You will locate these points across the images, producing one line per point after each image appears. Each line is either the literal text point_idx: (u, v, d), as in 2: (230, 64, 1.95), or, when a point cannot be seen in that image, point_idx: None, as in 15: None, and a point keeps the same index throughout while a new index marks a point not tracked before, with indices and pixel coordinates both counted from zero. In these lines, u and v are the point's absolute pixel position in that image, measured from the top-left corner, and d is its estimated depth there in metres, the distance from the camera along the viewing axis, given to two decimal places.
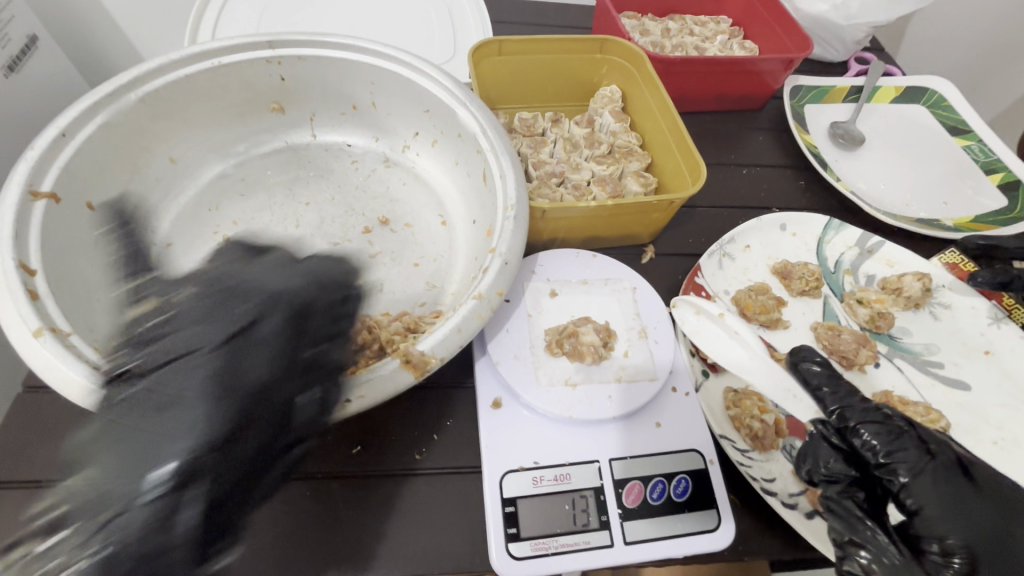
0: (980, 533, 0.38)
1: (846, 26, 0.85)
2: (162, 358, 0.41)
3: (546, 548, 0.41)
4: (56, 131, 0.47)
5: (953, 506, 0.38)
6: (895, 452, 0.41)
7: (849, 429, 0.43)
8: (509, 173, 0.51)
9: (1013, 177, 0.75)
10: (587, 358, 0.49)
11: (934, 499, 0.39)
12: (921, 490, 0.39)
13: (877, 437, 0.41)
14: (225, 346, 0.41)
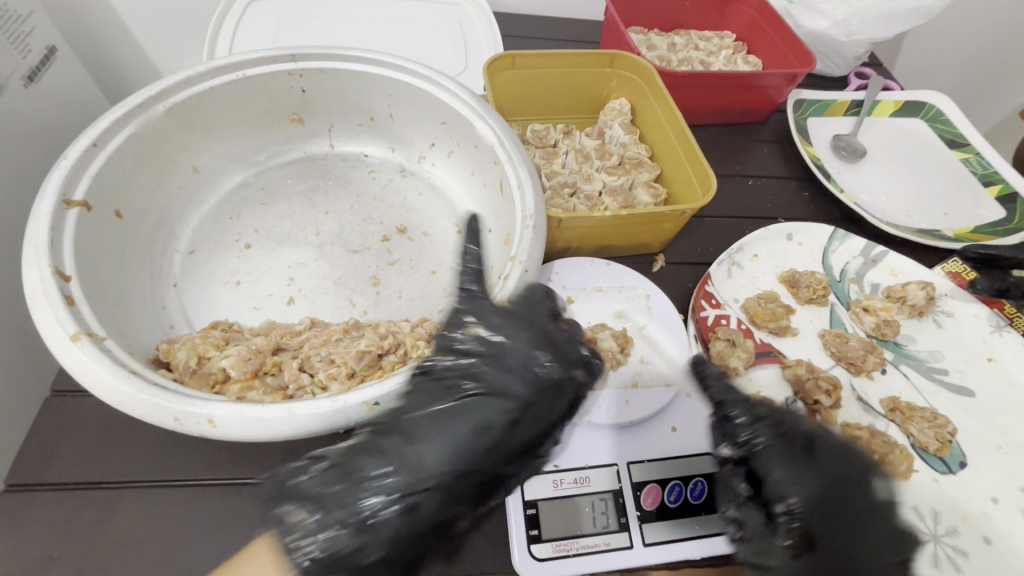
0: (820, 502, 0.41)
1: (846, 42, 0.87)
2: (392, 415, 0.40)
3: (567, 549, 0.42)
4: (87, 141, 0.48)
5: (801, 478, 0.42)
6: (753, 427, 0.44)
7: (726, 411, 0.46)
8: (527, 183, 0.53)
9: (1010, 189, 0.78)
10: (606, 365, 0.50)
11: (778, 468, 0.43)
12: (768, 459, 0.43)
13: (743, 417, 0.45)
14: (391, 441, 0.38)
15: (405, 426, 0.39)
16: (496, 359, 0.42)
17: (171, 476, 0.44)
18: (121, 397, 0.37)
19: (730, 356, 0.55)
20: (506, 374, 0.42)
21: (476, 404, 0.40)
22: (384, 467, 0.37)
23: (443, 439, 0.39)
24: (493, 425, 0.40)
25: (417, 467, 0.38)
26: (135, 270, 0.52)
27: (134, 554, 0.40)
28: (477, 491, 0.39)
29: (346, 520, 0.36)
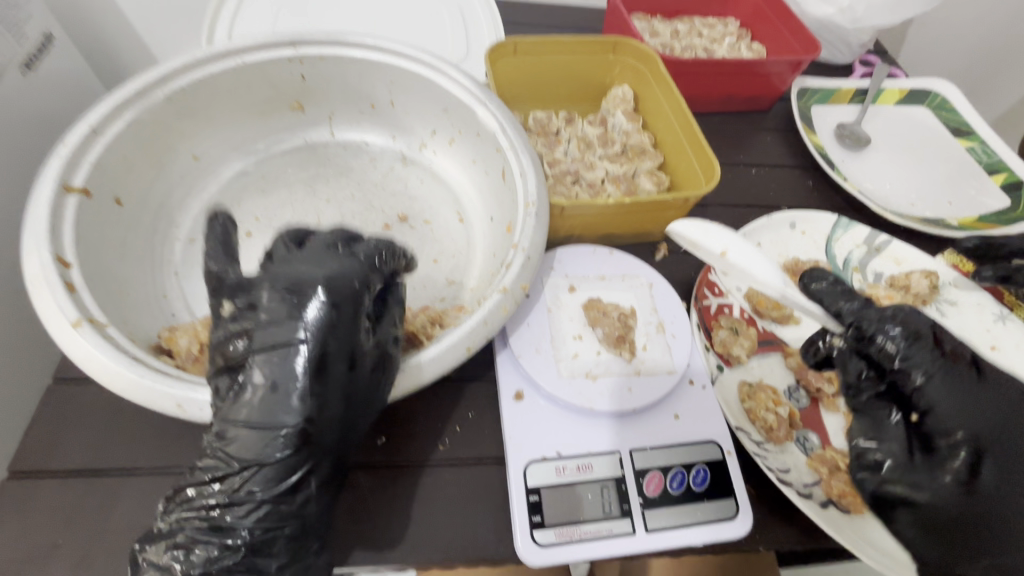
0: (984, 433, 0.43)
1: (852, 29, 0.86)
2: (235, 393, 0.35)
3: (570, 536, 0.43)
4: (86, 128, 0.48)
5: (965, 407, 0.44)
6: (910, 353, 0.46)
7: (868, 339, 0.48)
8: (530, 170, 0.52)
9: (1015, 177, 0.77)
10: (624, 354, 0.50)
11: (944, 398, 0.44)
12: (931, 393, 0.45)
13: (890, 343, 0.47)
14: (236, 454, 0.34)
15: (224, 415, 0.35)
16: (250, 321, 0.36)
17: (174, 463, 0.44)
18: (124, 383, 0.37)
19: (733, 344, 0.55)
20: (267, 332, 0.35)
21: (251, 371, 0.35)
22: (217, 470, 0.35)
23: (258, 410, 0.34)
24: (281, 379, 0.35)
25: (252, 452, 0.34)
26: (136, 259, 0.52)
27: (137, 540, 0.40)
28: (320, 437, 0.35)
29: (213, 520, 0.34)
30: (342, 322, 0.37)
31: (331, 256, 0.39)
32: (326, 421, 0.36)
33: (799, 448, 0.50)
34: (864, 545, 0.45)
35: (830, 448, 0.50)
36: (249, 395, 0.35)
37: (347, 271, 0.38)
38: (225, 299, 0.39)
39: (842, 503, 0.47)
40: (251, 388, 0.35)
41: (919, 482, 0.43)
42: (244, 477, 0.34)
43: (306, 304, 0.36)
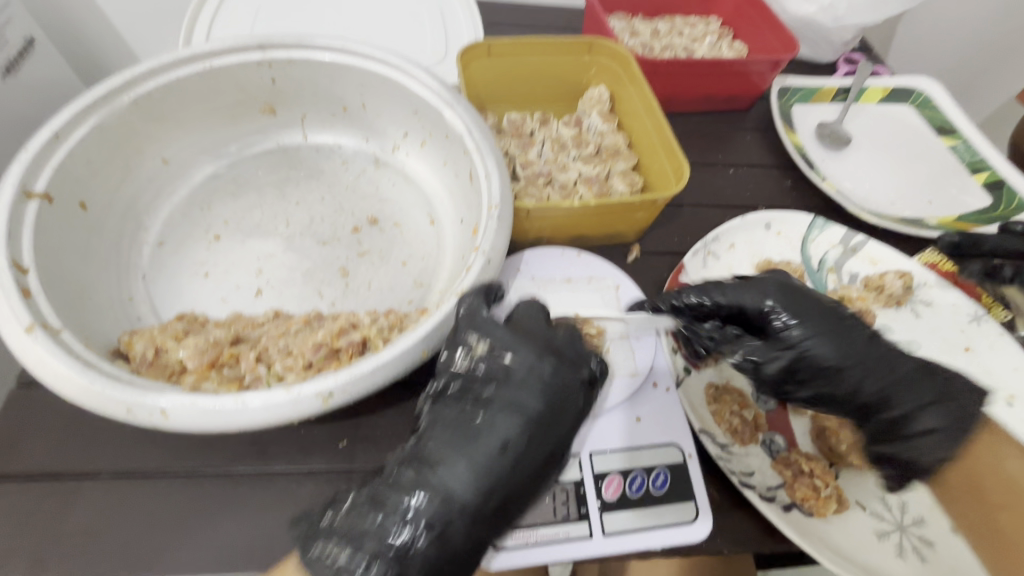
0: (805, 341, 0.47)
1: (833, 27, 0.86)
2: (466, 435, 0.39)
3: (526, 539, 0.42)
4: (49, 132, 0.48)
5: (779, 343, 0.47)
6: (706, 289, 0.50)
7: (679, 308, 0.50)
8: (495, 173, 0.52)
9: (998, 176, 0.76)
10: None
11: (745, 297, 0.49)
12: (735, 297, 0.49)
13: (691, 296, 0.50)
14: (445, 488, 0.37)
15: (434, 457, 0.39)
16: (502, 381, 0.41)
17: (132, 466, 0.44)
18: (74, 388, 0.37)
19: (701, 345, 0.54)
20: (512, 396, 0.40)
21: (478, 430, 0.39)
22: (422, 495, 0.37)
23: (481, 464, 0.38)
24: (492, 452, 0.39)
25: (431, 506, 0.37)
26: (102, 262, 0.52)
27: (93, 543, 0.41)
28: (488, 518, 0.38)
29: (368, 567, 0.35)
30: (558, 420, 0.41)
31: (578, 353, 0.43)
32: (498, 512, 0.39)
33: (764, 450, 0.50)
34: (825, 548, 0.44)
35: (795, 450, 0.50)
36: (480, 447, 0.39)
37: (578, 372, 0.42)
38: (488, 341, 0.42)
39: (806, 506, 0.46)
40: (485, 440, 0.39)
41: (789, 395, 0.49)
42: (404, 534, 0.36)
43: (547, 397, 0.41)
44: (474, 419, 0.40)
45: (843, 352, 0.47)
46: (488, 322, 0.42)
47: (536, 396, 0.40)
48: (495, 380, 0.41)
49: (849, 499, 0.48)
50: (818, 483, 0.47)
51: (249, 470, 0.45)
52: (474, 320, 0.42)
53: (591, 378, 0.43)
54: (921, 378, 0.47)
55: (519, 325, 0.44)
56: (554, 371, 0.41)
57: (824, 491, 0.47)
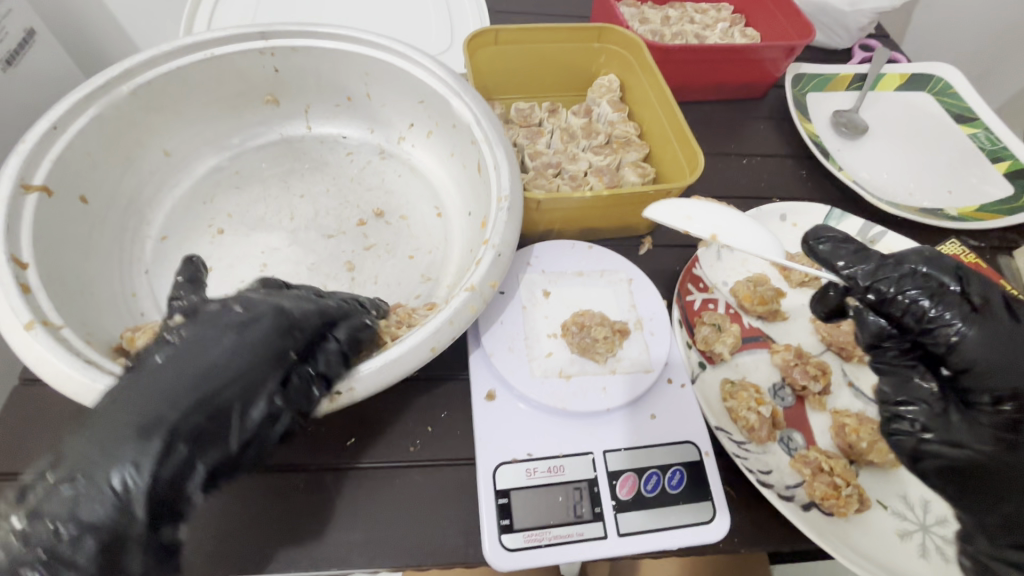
0: None
1: (850, 12, 0.83)
2: (158, 373, 0.33)
3: (539, 540, 0.41)
4: (47, 124, 0.47)
5: (1008, 366, 0.39)
6: (900, 284, 0.40)
7: (884, 300, 0.41)
8: (504, 163, 0.51)
9: (1020, 165, 0.74)
10: (599, 357, 0.49)
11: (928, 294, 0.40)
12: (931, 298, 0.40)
13: (908, 292, 0.40)
14: (139, 423, 0.31)
15: (106, 400, 0.32)
16: (186, 326, 0.35)
17: None
18: (76, 386, 0.36)
19: (715, 340, 0.52)
20: (199, 332, 0.35)
21: (159, 366, 0.33)
22: (98, 433, 0.30)
23: (159, 397, 0.32)
24: (203, 380, 0.33)
25: (105, 441, 0.30)
26: (103, 257, 0.51)
27: None
28: (199, 447, 0.32)
29: (77, 489, 0.28)
30: (275, 339, 0.36)
31: (291, 296, 0.40)
32: (203, 447, 0.32)
33: (781, 448, 0.49)
34: (844, 549, 0.43)
35: (814, 449, 0.48)
36: (163, 384, 0.32)
37: (303, 305, 0.38)
38: (175, 307, 0.38)
39: (825, 505, 0.45)
40: (167, 378, 0.32)
41: (960, 439, 0.41)
42: (96, 462, 0.29)
43: (253, 321, 0.36)
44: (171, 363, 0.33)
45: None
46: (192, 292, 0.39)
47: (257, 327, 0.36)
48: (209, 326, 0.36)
49: (870, 498, 0.47)
50: (838, 482, 0.45)
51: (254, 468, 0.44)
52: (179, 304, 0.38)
53: (317, 310, 0.39)
54: None
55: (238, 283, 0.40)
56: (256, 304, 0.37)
57: (845, 490, 0.45)
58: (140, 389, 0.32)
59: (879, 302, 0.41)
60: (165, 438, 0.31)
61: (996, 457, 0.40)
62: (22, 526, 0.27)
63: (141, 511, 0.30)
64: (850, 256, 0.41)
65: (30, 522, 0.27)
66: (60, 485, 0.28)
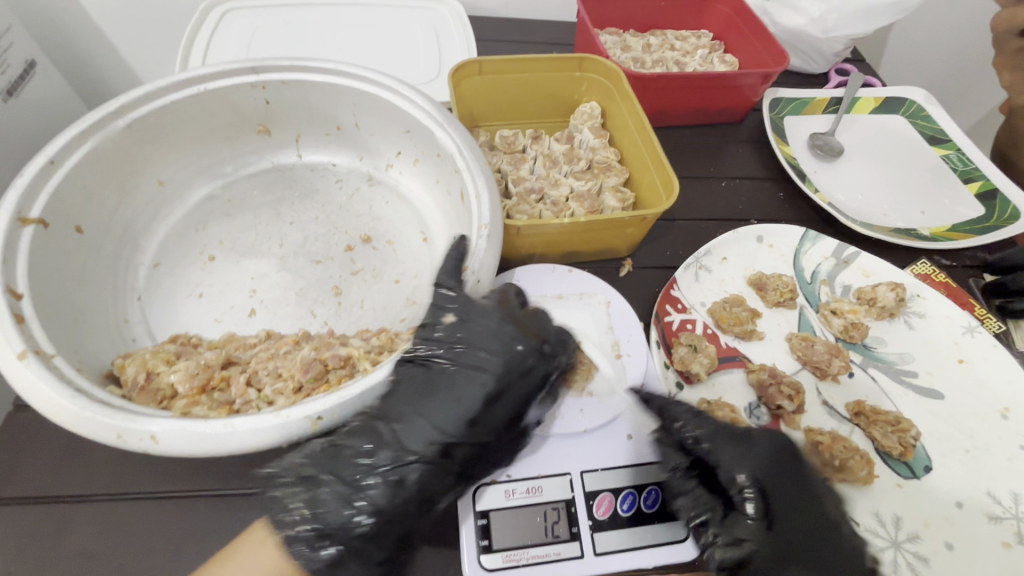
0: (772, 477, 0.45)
1: (824, 39, 0.86)
2: (418, 394, 0.44)
3: (517, 560, 0.42)
4: (44, 159, 0.49)
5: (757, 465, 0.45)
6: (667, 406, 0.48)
7: (668, 418, 0.48)
8: (484, 192, 0.53)
9: (990, 186, 0.76)
10: (574, 386, 0.51)
11: (681, 415, 0.48)
12: (679, 412, 0.48)
13: (682, 420, 0.47)
14: (399, 442, 0.42)
15: (409, 409, 0.43)
16: (456, 344, 0.46)
17: (125, 488, 0.44)
18: (65, 414, 0.38)
19: (692, 361, 0.54)
20: (472, 356, 0.45)
21: (449, 381, 0.45)
22: (381, 447, 0.41)
23: (444, 417, 0.43)
24: (470, 400, 0.44)
25: (416, 445, 0.42)
26: (97, 285, 0.53)
27: (87, 568, 0.40)
28: (465, 458, 0.43)
29: (393, 485, 0.41)
30: (531, 375, 0.46)
31: (535, 322, 0.48)
32: (478, 459, 0.44)
33: None
34: None
35: None
36: (442, 403, 0.44)
37: (549, 347, 0.47)
38: (439, 313, 0.47)
39: None
40: (444, 399, 0.44)
41: (738, 536, 0.43)
42: (406, 467, 0.41)
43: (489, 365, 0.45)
44: (448, 397, 0.44)
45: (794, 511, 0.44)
46: (447, 297, 0.47)
47: (496, 360, 0.45)
48: (457, 352, 0.46)
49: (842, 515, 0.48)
50: None
51: (240, 492, 0.45)
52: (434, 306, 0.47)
53: (559, 352, 0.48)
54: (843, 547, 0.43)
55: (483, 298, 0.48)
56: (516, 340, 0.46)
57: None
58: (421, 419, 0.43)
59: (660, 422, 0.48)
60: (436, 452, 0.42)
61: (765, 548, 0.42)
62: (348, 504, 0.40)
63: (421, 513, 0.41)
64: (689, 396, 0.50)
65: (354, 497, 0.40)
66: (380, 481, 0.40)
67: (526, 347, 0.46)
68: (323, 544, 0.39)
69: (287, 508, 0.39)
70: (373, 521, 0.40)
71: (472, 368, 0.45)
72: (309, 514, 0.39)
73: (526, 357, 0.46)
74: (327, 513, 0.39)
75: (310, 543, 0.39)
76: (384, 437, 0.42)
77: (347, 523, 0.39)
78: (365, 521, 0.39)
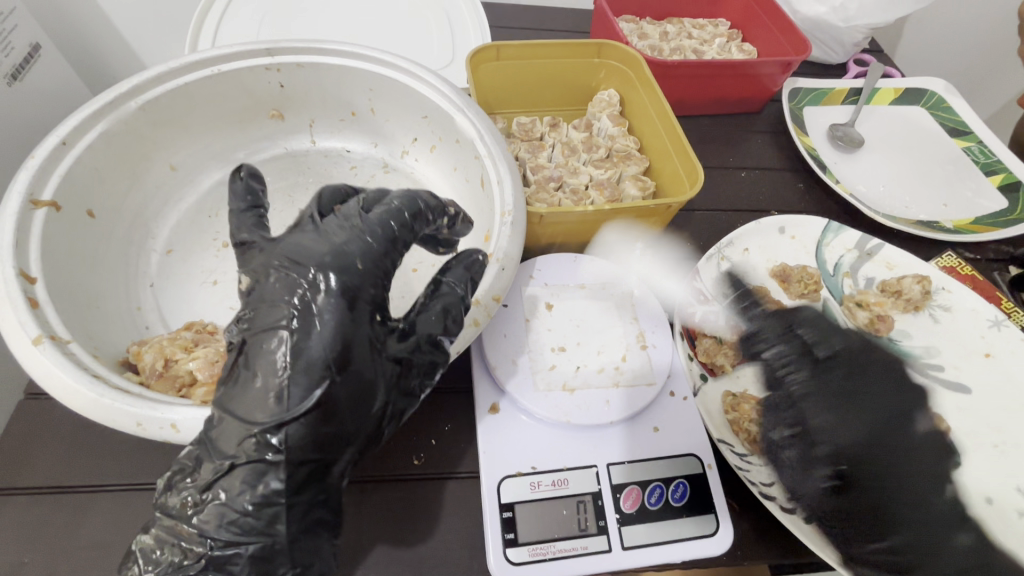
0: None
1: (844, 28, 0.85)
2: (237, 378, 0.35)
3: (543, 553, 0.41)
4: (56, 140, 0.47)
5: None
6: None
7: None
8: (507, 178, 0.51)
9: (1013, 178, 0.75)
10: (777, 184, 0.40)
11: None
12: None
13: None
14: (218, 452, 0.34)
15: (220, 402, 0.35)
16: (256, 302, 0.36)
17: (142, 478, 0.43)
18: (84, 401, 0.36)
19: (716, 353, 0.53)
20: (265, 314, 0.36)
21: (249, 357, 0.35)
22: (202, 462, 0.34)
23: (256, 401, 0.34)
24: (275, 371, 0.34)
25: (233, 448, 0.33)
26: (110, 271, 0.51)
27: (103, 560, 0.39)
28: (314, 437, 0.34)
29: (219, 503, 0.33)
30: (351, 309, 0.36)
31: (314, 239, 0.38)
32: (342, 383, 0.35)
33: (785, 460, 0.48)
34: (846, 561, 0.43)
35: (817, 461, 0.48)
36: (254, 380, 0.34)
37: (358, 246, 0.38)
38: (245, 271, 0.38)
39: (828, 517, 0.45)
40: (240, 379, 0.35)
41: None
42: (230, 475, 0.33)
43: (313, 292, 0.35)
44: (270, 364, 0.34)
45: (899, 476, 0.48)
46: (247, 251, 0.40)
47: (299, 302, 0.35)
48: (263, 305, 0.36)
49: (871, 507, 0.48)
50: None
51: None
52: (244, 250, 0.40)
53: (381, 241, 0.39)
54: None
55: (281, 235, 0.39)
56: (302, 273, 0.36)
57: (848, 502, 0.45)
58: (233, 410, 0.34)
59: None
60: (252, 449, 0.33)
61: None
62: (179, 539, 0.34)
63: (271, 524, 0.33)
64: None
65: (184, 530, 0.33)
66: (205, 501, 0.33)
67: (319, 269, 0.36)
68: None
69: (135, 554, 0.35)
70: (257, 505, 0.33)
71: (269, 323, 0.35)
72: (151, 556, 0.34)
73: (332, 283, 0.36)
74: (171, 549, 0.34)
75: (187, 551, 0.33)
76: (205, 447, 0.35)
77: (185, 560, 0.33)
78: (198, 557, 0.33)
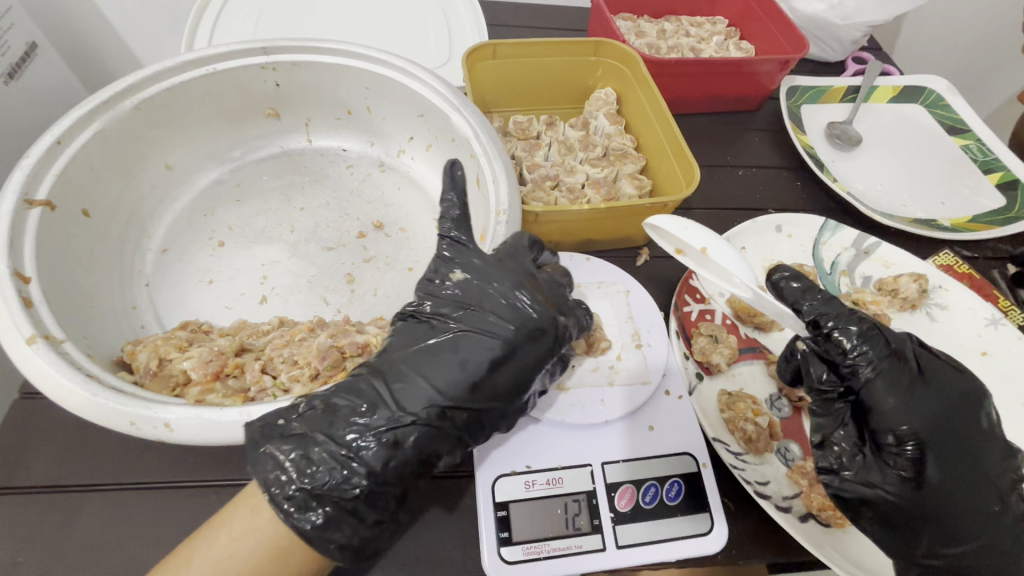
0: (930, 430, 0.41)
1: (842, 26, 0.84)
2: (433, 349, 0.40)
3: (538, 552, 0.41)
4: (51, 139, 0.47)
5: (915, 412, 0.41)
6: (866, 338, 0.42)
7: (825, 336, 0.43)
8: (503, 177, 0.51)
9: (1012, 176, 0.75)
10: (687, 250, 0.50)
11: (889, 380, 0.42)
12: (870, 343, 0.42)
13: (847, 346, 0.42)
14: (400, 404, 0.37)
15: (414, 365, 0.39)
16: (470, 304, 0.42)
17: (135, 478, 0.43)
18: (77, 400, 0.37)
19: (712, 351, 0.53)
20: (481, 319, 0.41)
21: (453, 344, 0.40)
22: (378, 407, 0.37)
23: (451, 379, 0.39)
24: (476, 365, 0.39)
25: (417, 407, 0.37)
26: (106, 270, 0.51)
27: (97, 560, 0.39)
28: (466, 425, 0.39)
29: (388, 446, 0.36)
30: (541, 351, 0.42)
31: (541, 287, 0.43)
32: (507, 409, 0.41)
33: (778, 459, 0.48)
34: (842, 559, 0.43)
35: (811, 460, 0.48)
36: (451, 365, 0.39)
37: (567, 315, 0.44)
38: (460, 265, 0.43)
39: (823, 517, 0.45)
40: (443, 355, 0.40)
41: (873, 480, 0.41)
42: (405, 428, 0.37)
43: (529, 330, 0.41)
44: (468, 366, 0.39)
45: (977, 465, 0.41)
46: (463, 250, 0.44)
47: (512, 327, 0.41)
48: (476, 311, 0.41)
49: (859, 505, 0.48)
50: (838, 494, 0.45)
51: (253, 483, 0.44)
52: (453, 246, 0.44)
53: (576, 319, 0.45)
54: (934, 500, 0.40)
55: (492, 254, 0.44)
56: (520, 309, 0.41)
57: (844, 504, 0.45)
58: (424, 380, 0.38)
59: (818, 334, 0.43)
60: (433, 415, 0.38)
61: (902, 501, 0.41)
62: (340, 466, 0.36)
63: (416, 477, 0.38)
64: (832, 308, 0.43)
65: (344, 459, 0.36)
66: (376, 440, 0.36)
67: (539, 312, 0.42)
68: (314, 502, 0.35)
69: (271, 463, 0.35)
70: (368, 483, 0.36)
71: (484, 331, 0.40)
72: (296, 474, 0.35)
73: (541, 330, 0.41)
74: (317, 473, 0.35)
75: (295, 509, 0.35)
76: (383, 397, 0.38)
77: (341, 485, 0.35)
78: (358, 485, 0.36)
